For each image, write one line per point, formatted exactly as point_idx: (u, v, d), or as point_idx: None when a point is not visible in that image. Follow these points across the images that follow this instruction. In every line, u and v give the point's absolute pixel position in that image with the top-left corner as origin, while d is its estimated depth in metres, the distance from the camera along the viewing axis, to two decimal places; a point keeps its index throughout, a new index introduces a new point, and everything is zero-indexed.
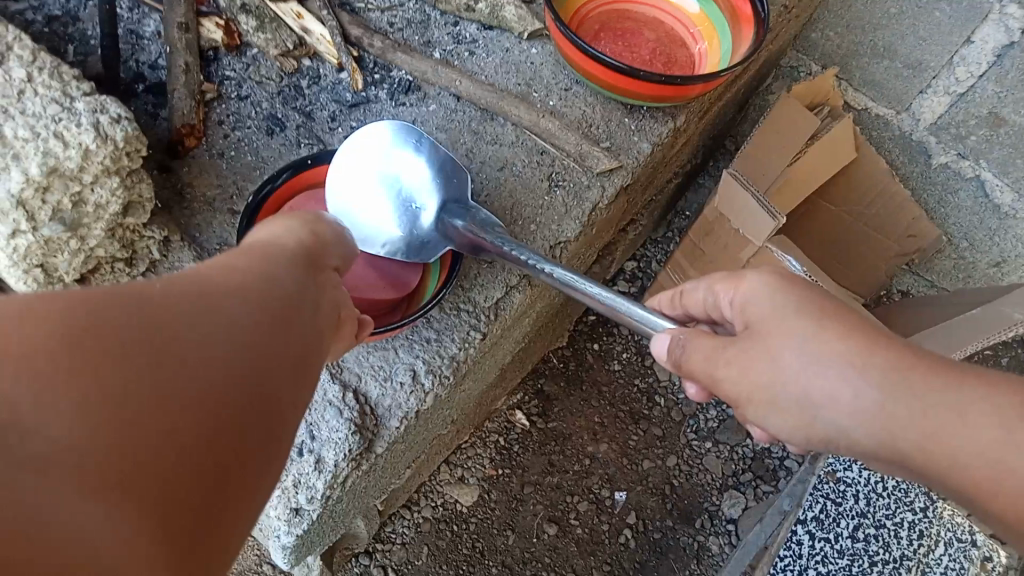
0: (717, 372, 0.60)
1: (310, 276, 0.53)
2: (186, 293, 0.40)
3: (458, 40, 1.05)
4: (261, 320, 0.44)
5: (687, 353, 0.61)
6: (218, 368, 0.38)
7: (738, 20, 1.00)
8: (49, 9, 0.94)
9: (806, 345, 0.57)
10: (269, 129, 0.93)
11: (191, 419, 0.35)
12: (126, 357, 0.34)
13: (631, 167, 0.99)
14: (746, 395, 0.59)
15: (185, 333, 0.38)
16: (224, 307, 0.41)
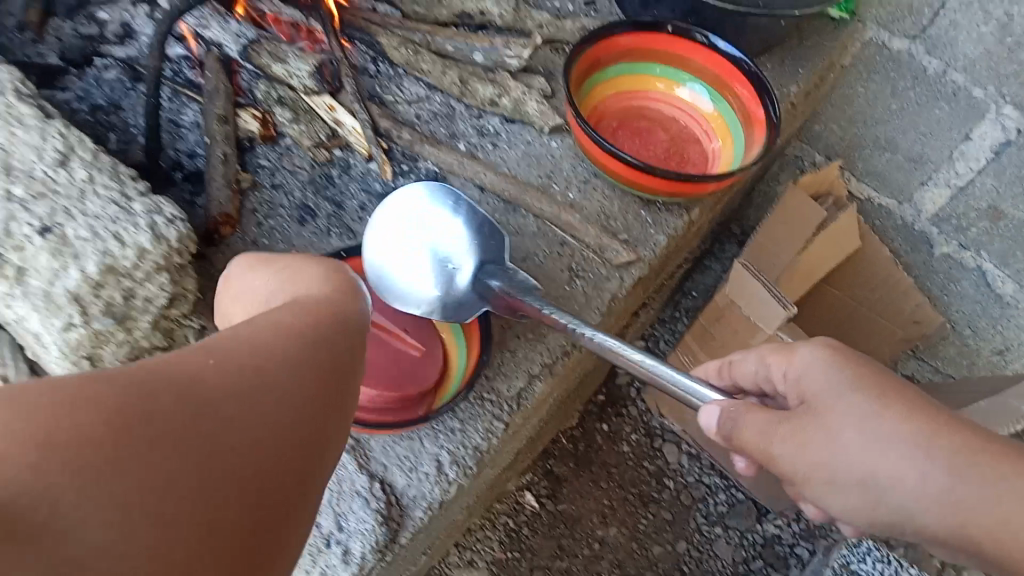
0: (772, 448, 0.62)
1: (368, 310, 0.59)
2: (247, 341, 0.47)
3: (482, 133, 1.09)
4: (321, 356, 0.50)
5: (736, 429, 0.63)
6: (275, 405, 0.45)
7: (751, 123, 1.06)
8: (93, 99, 0.99)
9: (868, 426, 0.61)
10: (300, 218, 0.96)
11: (250, 458, 0.42)
12: (195, 408, 0.41)
13: (648, 260, 1.02)
14: (805, 474, 0.62)
15: (247, 379, 0.44)
16: (285, 349, 0.48)
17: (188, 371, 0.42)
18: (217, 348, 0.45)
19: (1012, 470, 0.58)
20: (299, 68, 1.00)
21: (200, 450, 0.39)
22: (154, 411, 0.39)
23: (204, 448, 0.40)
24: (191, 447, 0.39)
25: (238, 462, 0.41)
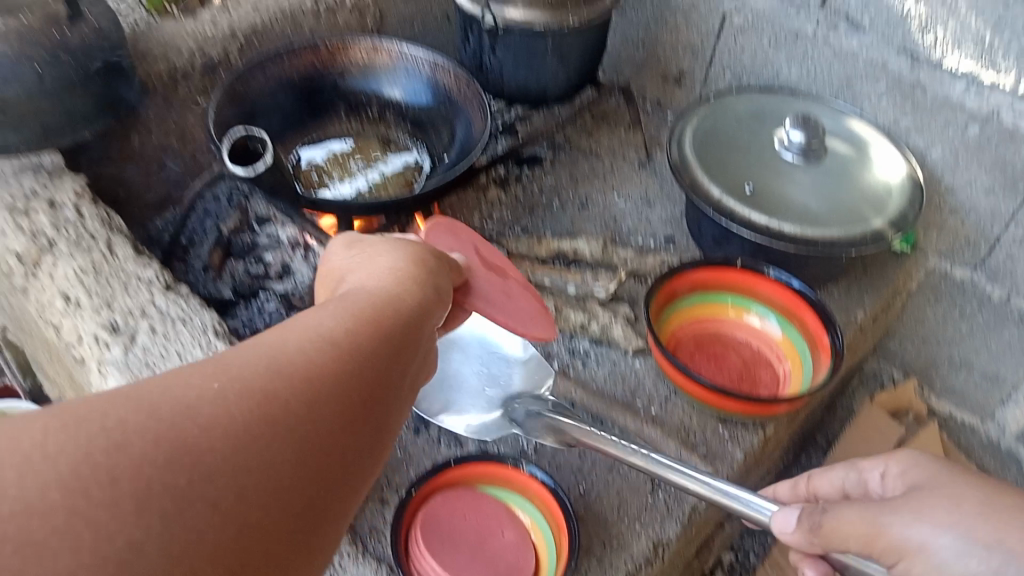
0: (877, 520, 0.74)
1: (394, 325, 0.65)
2: (263, 357, 0.55)
3: (574, 352, 1.24)
4: (334, 368, 0.57)
5: (829, 518, 0.76)
6: (282, 414, 0.52)
7: (818, 348, 1.17)
8: (256, 326, 1.17)
9: (974, 500, 0.74)
10: (415, 428, 1.11)
11: (264, 457, 0.50)
12: (213, 412, 0.49)
13: (726, 473, 1.10)
14: (910, 540, 0.72)
15: (258, 395, 0.52)
16: (298, 364, 0.55)
17: (206, 391, 0.50)
18: (233, 368, 0.53)
19: None
20: None
21: (202, 461, 0.47)
22: (165, 430, 0.47)
23: (216, 453, 0.48)
24: (198, 458, 0.47)
25: (246, 463, 0.49)
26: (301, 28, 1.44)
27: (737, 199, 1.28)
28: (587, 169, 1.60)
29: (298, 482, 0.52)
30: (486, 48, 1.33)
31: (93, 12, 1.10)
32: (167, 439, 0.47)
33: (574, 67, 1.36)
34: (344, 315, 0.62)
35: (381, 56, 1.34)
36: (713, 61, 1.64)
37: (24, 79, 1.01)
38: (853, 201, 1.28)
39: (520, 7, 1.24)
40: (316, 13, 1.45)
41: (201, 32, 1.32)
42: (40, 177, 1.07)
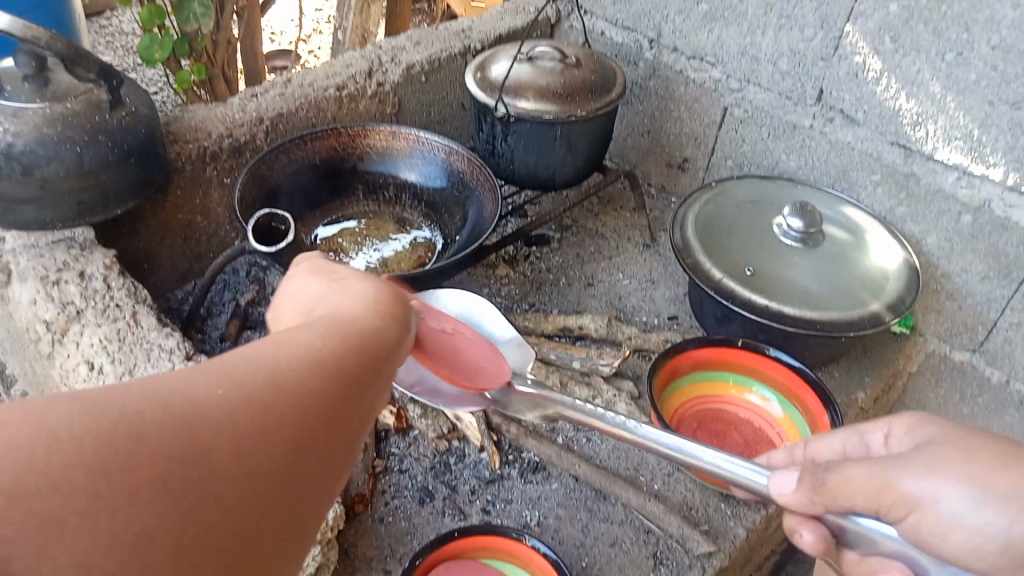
0: (884, 472, 0.66)
1: (389, 342, 0.58)
2: (244, 370, 0.48)
3: (578, 427, 1.27)
4: (348, 376, 0.53)
5: (834, 474, 0.68)
6: (289, 426, 0.48)
7: (818, 426, 1.19)
8: None
9: (992, 447, 0.68)
10: (421, 498, 1.14)
11: (207, 475, 0.42)
12: (219, 411, 0.44)
13: (728, 550, 1.09)
14: (921, 489, 0.65)
15: (269, 403, 0.47)
16: (312, 373, 0.50)
17: (213, 393, 0.45)
18: (241, 369, 0.48)
19: None
20: None
21: (210, 469, 0.42)
22: (171, 431, 0.42)
23: (223, 463, 0.43)
24: (206, 467, 0.42)
25: (186, 476, 0.41)
26: (324, 114, 1.53)
27: (738, 282, 1.32)
28: (592, 248, 1.66)
29: (298, 496, 0.48)
30: (499, 136, 1.41)
31: (132, 98, 1.18)
32: (172, 439, 0.41)
33: (582, 155, 1.43)
34: (357, 317, 0.58)
35: (398, 141, 1.41)
36: (714, 149, 1.72)
37: (65, 158, 1.08)
38: (851, 285, 1.32)
39: (530, 99, 1.34)
40: (338, 100, 1.54)
41: (230, 117, 1.40)
42: (72, 251, 1.12)
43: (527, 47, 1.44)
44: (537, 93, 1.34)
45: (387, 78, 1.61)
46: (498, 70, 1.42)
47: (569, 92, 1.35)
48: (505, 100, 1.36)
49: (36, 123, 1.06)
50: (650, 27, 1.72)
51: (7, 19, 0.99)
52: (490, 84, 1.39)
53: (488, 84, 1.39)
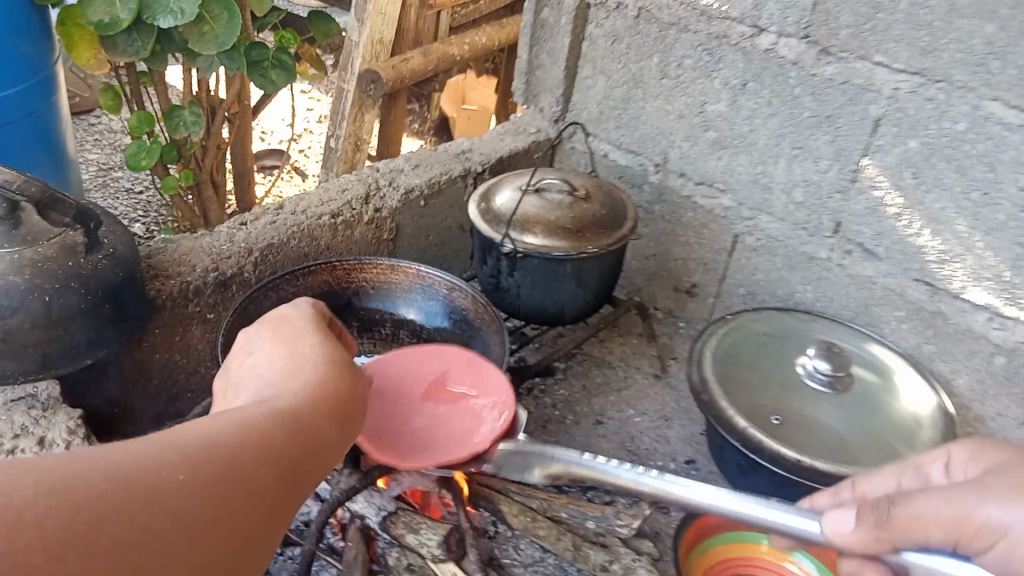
0: (963, 503, 0.72)
1: (323, 404, 0.66)
2: (195, 433, 0.55)
3: None
4: (282, 443, 0.59)
5: (900, 508, 0.74)
6: (233, 480, 0.54)
7: None
8: None
9: None
10: None
11: (163, 512, 0.49)
12: (167, 488, 0.50)
13: None
14: (1005, 521, 0.70)
15: (212, 480, 0.53)
16: (248, 445, 0.57)
17: (164, 467, 0.51)
18: (188, 436, 0.54)
19: None
20: (430, 539, 1.12)
21: (161, 513, 0.49)
22: (121, 506, 0.47)
23: (171, 530, 0.49)
24: (157, 514, 0.48)
25: (143, 512, 0.48)
26: (318, 243, 1.45)
27: (765, 432, 1.21)
28: (600, 379, 1.56)
29: (232, 566, 0.53)
30: (504, 270, 1.34)
31: (111, 238, 1.09)
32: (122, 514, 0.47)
33: (592, 290, 1.36)
34: (301, 394, 0.65)
35: (396, 275, 1.33)
36: (726, 276, 1.65)
37: (30, 308, 0.98)
38: (884, 434, 1.22)
39: (539, 235, 1.29)
40: (333, 227, 1.47)
41: (217, 249, 1.32)
42: (30, 412, 0.98)
43: (535, 178, 1.40)
44: (547, 229, 1.29)
45: (384, 204, 1.55)
46: (503, 201, 1.37)
47: (580, 228, 1.30)
48: (512, 235, 1.30)
49: (1, 271, 0.96)
50: (655, 152, 1.68)
51: None
52: (496, 216, 1.34)
53: (493, 216, 1.34)
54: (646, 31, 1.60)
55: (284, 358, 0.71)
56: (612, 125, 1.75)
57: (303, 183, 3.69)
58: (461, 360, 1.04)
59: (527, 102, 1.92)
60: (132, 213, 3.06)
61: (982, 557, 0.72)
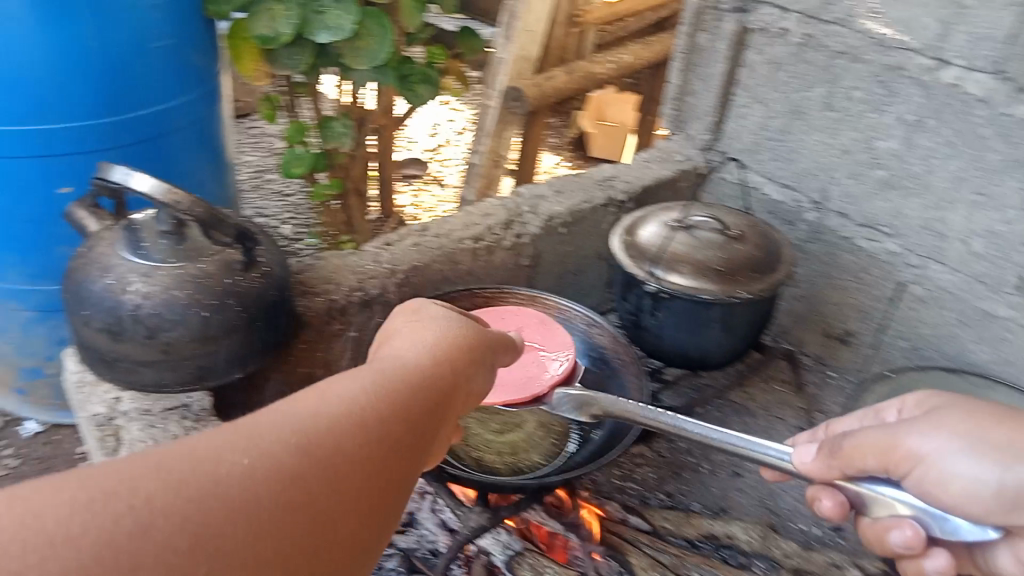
0: (893, 431, 0.75)
1: (422, 376, 0.64)
2: (284, 408, 0.54)
3: None
4: (376, 407, 0.58)
5: (847, 441, 0.77)
6: (325, 443, 0.52)
7: None
8: None
9: (987, 406, 0.75)
10: None
11: (248, 480, 0.48)
12: (240, 467, 0.48)
13: None
14: (922, 446, 0.73)
15: (296, 447, 0.51)
16: (340, 411, 0.55)
17: (248, 441, 0.50)
18: (276, 413, 0.53)
19: None
20: None
21: (245, 480, 0.47)
22: (200, 478, 0.46)
23: (257, 493, 0.47)
24: (240, 481, 0.47)
25: (226, 482, 0.47)
26: (459, 266, 1.45)
27: None
28: (740, 427, 1.48)
29: (333, 528, 0.50)
30: (646, 309, 1.29)
31: (266, 256, 1.13)
32: (195, 495, 0.45)
33: (740, 336, 1.29)
34: (398, 368, 0.64)
35: (533, 306, 1.32)
36: (885, 326, 1.52)
37: (189, 322, 1.02)
38: None
39: (686, 275, 1.23)
40: (474, 252, 1.46)
41: (363, 269, 1.35)
42: (185, 423, 1.03)
43: (684, 213, 1.35)
44: (695, 269, 1.23)
45: (526, 230, 1.54)
46: (649, 237, 1.32)
47: (731, 270, 1.24)
48: (658, 274, 1.25)
49: (166, 284, 1.01)
50: (814, 188, 1.58)
51: (154, 181, 0.97)
52: (640, 252, 1.29)
53: (638, 252, 1.29)
54: (811, 60, 1.51)
55: (390, 345, 0.71)
56: (768, 157, 1.66)
57: (442, 194, 3.76)
58: (532, 321, 1.21)
59: (675, 129, 1.86)
60: (283, 214, 3.23)
61: (908, 482, 0.74)
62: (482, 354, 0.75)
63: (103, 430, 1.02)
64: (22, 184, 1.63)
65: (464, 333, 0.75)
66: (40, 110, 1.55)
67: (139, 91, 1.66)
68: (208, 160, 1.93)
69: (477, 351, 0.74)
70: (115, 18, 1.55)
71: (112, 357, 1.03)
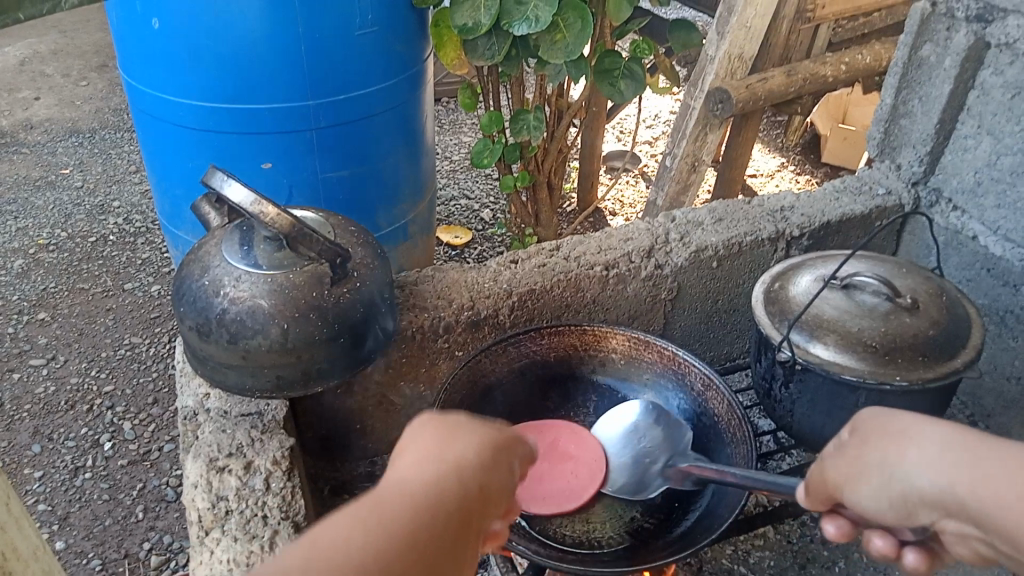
0: (826, 465, 0.71)
1: (444, 490, 0.61)
2: (289, 554, 0.51)
3: None
4: (396, 539, 0.55)
5: (811, 474, 0.73)
6: None
7: None
8: None
9: (898, 423, 0.67)
10: None
11: None
12: None
13: None
14: (843, 475, 0.68)
15: None
16: (355, 547, 0.52)
17: None
18: (282, 560, 0.50)
19: (1017, 459, 0.58)
20: None
21: None
22: None
23: None
24: None
25: None
26: (584, 294, 1.34)
27: None
28: None
29: None
30: (778, 379, 1.10)
31: (361, 271, 1.09)
32: None
33: None
34: (416, 485, 0.61)
35: (648, 353, 1.18)
36: None
37: (269, 333, 1.01)
38: None
39: (830, 347, 1.02)
40: (603, 280, 1.34)
41: (478, 287, 1.28)
42: (253, 432, 1.05)
43: (848, 269, 1.12)
44: (842, 342, 1.01)
45: (669, 260, 1.37)
46: (799, 291, 1.11)
47: (890, 350, 1.00)
48: (797, 338, 1.05)
49: (256, 292, 1.02)
50: None
51: (246, 191, 0.96)
52: (783, 310, 1.09)
53: (780, 309, 1.09)
54: None
55: (407, 448, 0.67)
56: (990, 203, 1.36)
57: (645, 190, 3.55)
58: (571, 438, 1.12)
59: (881, 155, 1.57)
60: (485, 199, 3.35)
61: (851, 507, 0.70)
62: (492, 456, 0.68)
63: (186, 424, 1.07)
64: (230, 156, 1.73)
65: (470, 439, 0.68)
66: (249, 89, 1.62)
67: (342, 77, 1.68)
68: (401, 145, 1.93)
69: (486, 458, 0.67)
70: (324, 8, 1.57)
71: (201, 355, 1.06)
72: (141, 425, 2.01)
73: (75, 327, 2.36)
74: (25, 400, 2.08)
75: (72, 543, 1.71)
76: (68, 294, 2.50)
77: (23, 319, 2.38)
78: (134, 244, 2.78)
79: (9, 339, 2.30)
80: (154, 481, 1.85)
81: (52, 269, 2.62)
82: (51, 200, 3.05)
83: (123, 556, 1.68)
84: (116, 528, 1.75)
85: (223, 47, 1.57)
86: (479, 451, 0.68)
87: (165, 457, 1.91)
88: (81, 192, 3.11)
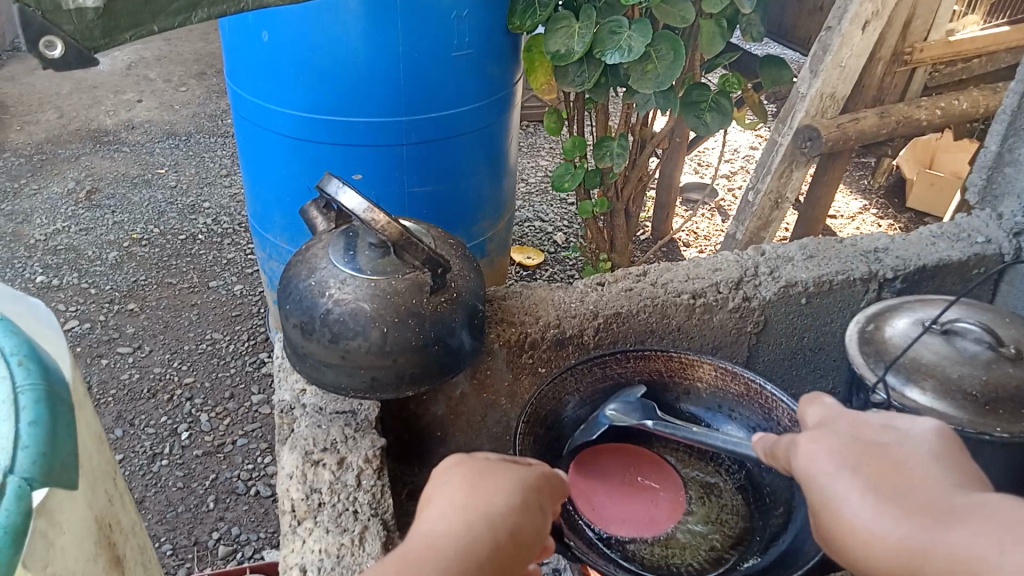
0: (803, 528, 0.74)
1: (472, 538, 0.69)
2: None
3: None
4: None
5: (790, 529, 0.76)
6: None
7: None
8: None
9: (847, 495, 0.69)
10: None
11: None
12: None
13: None
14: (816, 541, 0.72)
15: None
16: None
17: None
18: None
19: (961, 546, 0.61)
20: None
21: None
22: None
23: None
24: None
25: None
26: (669, 321, 1.34)
27: None
28: None
29: None
30: None
31: (458, 282, 1.13)
32: None
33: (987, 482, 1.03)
34: (446, 537, 0.69)
35: (734, 384, 1.18)
36: None
37: (369, 335, 1.05)
38: None
39: (927, 392, 1.00)
40: (690, 309, 1.34)
41: (566, 306, 1.30)
42: (347, 429, 1.09)
43: (947, 315, 1.11)
44: (941, 388, 0.99)
45: (757, 293, 1.37)
46: (895, 333, 1.09)
47: (991, 400, 0.98)
48: (892, 381, 1.03)
49: (359, 295, 1.06)
50: None
51: (360, 199, 1.00)
52: (878, 351, 1.08)
53: (875, 350, 1.08)
54: None
55: (442, 496, 0.74)
56: None
57: (721, 223, 3.53)
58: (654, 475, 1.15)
59: (982, 202, 1.54)
60: (559, 222, 3.38)
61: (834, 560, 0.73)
62: (523, 498, 0.75)
63: (283, 417, 1.11)
64: (324, 166, 1.80)
65: (501, 485, 0.75)
66: (347, 101, 1.69)
67: (436, 95, 1.73)
68: (486, 165, 1.97)
69: (515, 502, 0.74)
70: (421, 28, 1.62)
71: (303, 352, 1.11)
72: (217, 418, 2.08)
73: (161, 319, 2.47)
74: (111, 385, 2.18)
75: (147, 526, 1.78)
76: (157, 287, 2.62)
77: (114, 308, 2.51)
78: (220, 244, 2.90)
79: (100, 326, 2.42)
80: (226, 473, 1.92)
81: (143, 262, 2.76)
82: (147, 198, 3.20)
83: (193, 543, 1.75)
84: (188, 515, 1.82)
85: (324, 61, 1.64)
86: (508, 495, 0.74)
87: (238, 450, 1.98)
88: (174, 191, 3.26)
